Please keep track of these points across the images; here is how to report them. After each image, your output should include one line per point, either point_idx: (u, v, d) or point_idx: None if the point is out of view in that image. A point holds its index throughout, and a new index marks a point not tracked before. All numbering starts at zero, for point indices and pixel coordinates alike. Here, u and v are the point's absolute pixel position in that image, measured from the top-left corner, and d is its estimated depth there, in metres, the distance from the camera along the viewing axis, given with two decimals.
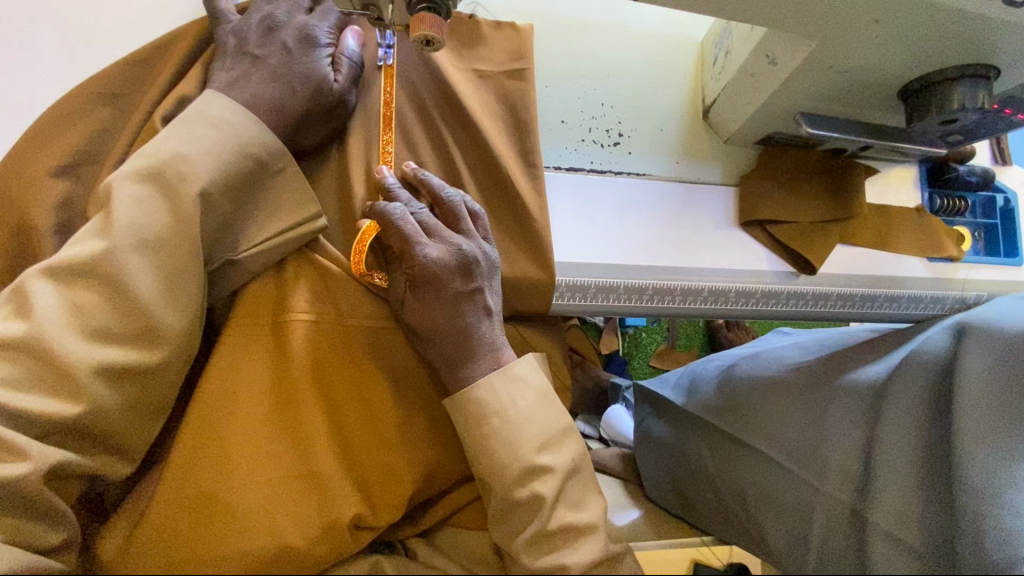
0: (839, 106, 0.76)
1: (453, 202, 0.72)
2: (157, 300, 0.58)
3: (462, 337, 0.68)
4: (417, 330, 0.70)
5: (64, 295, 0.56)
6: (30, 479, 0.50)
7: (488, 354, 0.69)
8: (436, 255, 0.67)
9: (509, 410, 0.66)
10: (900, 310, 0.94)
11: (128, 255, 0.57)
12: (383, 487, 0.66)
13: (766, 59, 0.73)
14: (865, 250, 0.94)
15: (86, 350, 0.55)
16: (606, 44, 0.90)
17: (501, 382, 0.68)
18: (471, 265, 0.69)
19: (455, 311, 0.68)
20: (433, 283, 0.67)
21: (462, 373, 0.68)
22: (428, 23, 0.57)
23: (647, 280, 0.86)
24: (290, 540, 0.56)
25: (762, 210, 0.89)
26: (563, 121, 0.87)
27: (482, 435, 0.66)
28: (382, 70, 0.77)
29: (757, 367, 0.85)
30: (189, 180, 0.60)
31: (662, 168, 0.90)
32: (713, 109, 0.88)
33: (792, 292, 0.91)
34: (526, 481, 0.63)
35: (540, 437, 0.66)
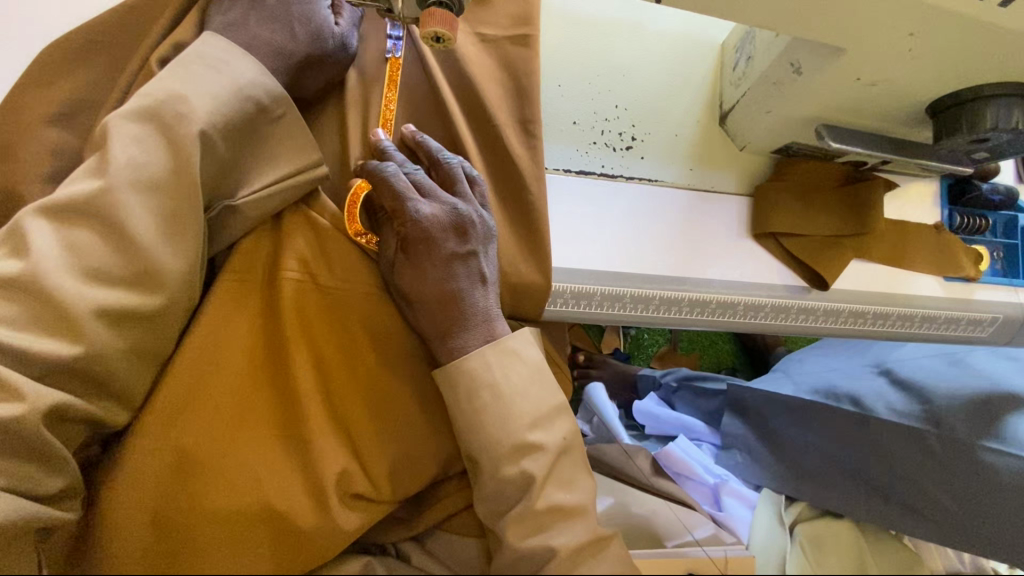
0: (862, 121, 0.73)
1: (451, 164, 0.69)
2: (156, 241, 0.56)
3: (454, 302, 0.66)
4: (407, 294, 0.67)
5: (62, 235, 0.55)
6: (27, 419, 0.51)
7: (481, 325, 0.67)
8: (429, 213, 0.65)
9: (502, 384, 0.64)
10: (911, 329, 0.93)
11: (126, 195, 0.55)
12: (375, 452, 0.66)
13: (789, 68, 0.70)
14: (879, 266, 0.92)
15: (84, 290, 0.54)
16: (619, 8, 0.87)
17: (494, 356, 0.65)
18: (466, 228, 0.67)
19: (447, 274, 0.66)
20: (426, 243, 0.65)
21: (453, 343, 0.66)
22: (438, 19, 0.54)
23: (655, 289, 0.84)
24: (275, 502, 0.58)
25: (775, 223, 0.86)
26: (575, 122, 0.84)
27: (473, 410, 0.64)
28: (388, 61, 0.75)
29: (911, 371, 0.97)
30: (185, 118, 0.57)
31: (675, 176, 0.87)
32: (730, 117, 0.85)
33: (802, 306, 0.88)
34: (515, 458, 0.62)
35: (533, 414, 0.64)
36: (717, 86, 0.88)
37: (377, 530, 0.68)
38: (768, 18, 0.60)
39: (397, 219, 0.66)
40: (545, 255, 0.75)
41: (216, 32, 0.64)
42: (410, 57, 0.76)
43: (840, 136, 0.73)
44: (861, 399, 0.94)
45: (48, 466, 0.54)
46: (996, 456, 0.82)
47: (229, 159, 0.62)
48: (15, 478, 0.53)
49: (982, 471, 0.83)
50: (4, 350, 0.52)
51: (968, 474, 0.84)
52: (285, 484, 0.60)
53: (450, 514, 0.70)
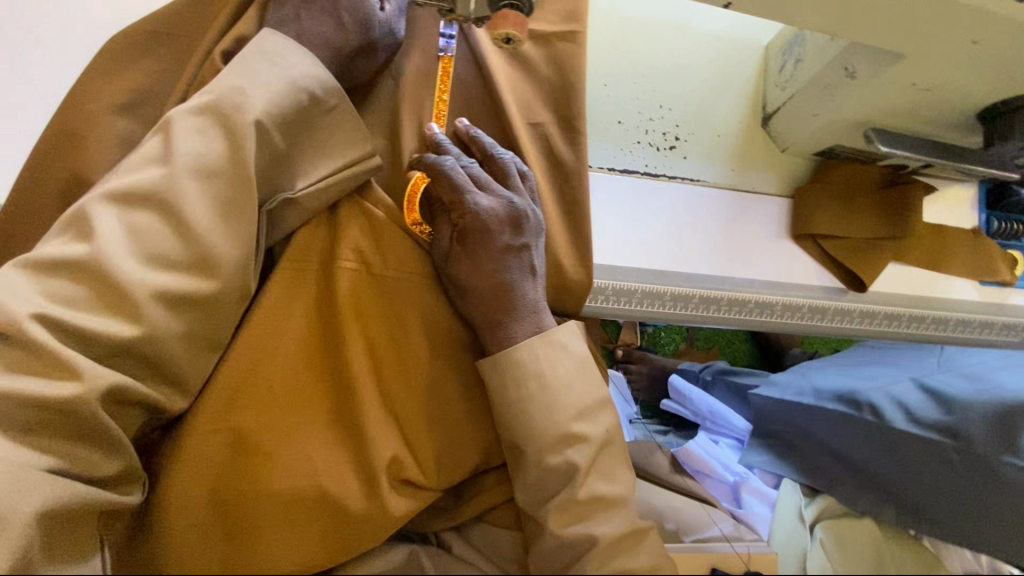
0: (910, 123, 0.74)
1: (503, 159, 0.70)
2: (212, 228, 0.57)
3: (508, 295, 0.67)
4: (460, 284, 0.68)
5: (123, 220, 0.55)
6: (81, 401, 0.50)
7: (530, 315, 0.68)
8: (488, 206, 0.66)
9: (548, 375, 0.65)
10: (945, 332, 0.95)
11: (186, 183, 0.56)
12: (422, 439, 0.67)
13: (843, 72, 0.70)
14: (916, 269, 0.93)
15: (145, 273, 0.54)
16: (665, 8, 0.88)
17: (542, 346, 0.66)
18: (521, 222, 0.68)
19: (501, 266, 0.67)
20: (483, 234, 0.66)
21: (503, 332, 0.66)
22: (511, 21, 0.56)
23: (694, 288, 0.85)
24: (328, 485, 0.61)
25: (815, 223, 0.87)
26: (619, 121, 0.85)
27: (520, 399, 0.64)
28: (441, 59, 0.75)
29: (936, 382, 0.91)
30: (246, 110, 0.58)
31: (717, 176, 0.88)
32: (775, 117, 0.86)
33: (837, 307, 0.90)
34: (559, 448, 0.62)
35: (578, 404, 0.65)
36: (761, 87, 0.89)
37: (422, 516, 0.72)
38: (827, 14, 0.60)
39: (456, 211, 0.67)
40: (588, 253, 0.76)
41: (271, 28, 0.65)
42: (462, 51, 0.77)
43: (889, 141, 0.73)
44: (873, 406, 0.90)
45: (108, 449, 0.54)
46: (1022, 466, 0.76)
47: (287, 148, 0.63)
48: (75, 461, 0.52)
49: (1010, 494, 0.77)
50: (62, 328, 0.52)
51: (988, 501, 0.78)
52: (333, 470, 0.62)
53: (494, 504, 0.70)
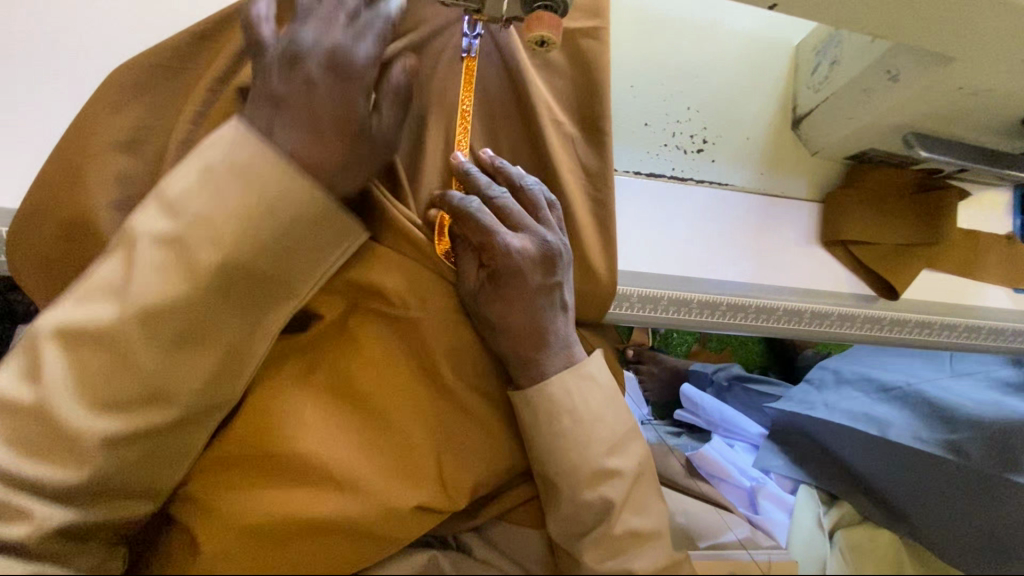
0: (952, 129, 0.72)
1: (532, 190, 0.64)
2: (169, 365, 0.45)
3: (542, 338, 0.62)
4: (490, 327, 0.62)
5: (72, 357, 0.44)
6: (26, 546, 0.44)
7: (560, 353, 0.63)
8: (520, 247, 0.60)
9: (581, 409, 0.61)
10: (978, 341, 0.91)
11: (136, 321, 0.43)
12: (443, 455, 0.58)
13: (884, 75, 0.68)
14: (949, 276, 0.90)
15: (88, 420, 0.44)
16: (691, 11, 0.85)
17: (574, 382, 0.62)
18: (554, 260, 0.62)
19: (534, 308, 0.61)
20: (514, 276, 0.60)
21: (535, 367, 0.62)
22: (546, 23, 0.54)
23: (722, 295, 0.83)
24: (356, 512, 0.53)
25: (847, 230, 0.85)
26: (646, 123, 0.83)
27: (551, 435, 0.60)
28: (464, 61, 0.67)
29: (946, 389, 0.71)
30: (205, 222, 0.43)
31: (746, 180, 0.86)
32: (806, 120, 0.83)
33: (866, 315, 0.88)
34: (594, 484, 0.58)
35: (609, 439, 0.60)
36: (791, 89, 0.86)
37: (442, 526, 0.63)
38: (885, 12, 0.57)
39: (485, 252, 0.60)
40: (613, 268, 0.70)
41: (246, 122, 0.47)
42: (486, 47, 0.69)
43: (929, 145, 0.72)
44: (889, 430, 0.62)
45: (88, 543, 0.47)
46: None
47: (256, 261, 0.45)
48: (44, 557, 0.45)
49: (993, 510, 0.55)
50: (11, 480, 0.45)
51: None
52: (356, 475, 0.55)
53: (511, 507, 0.62)
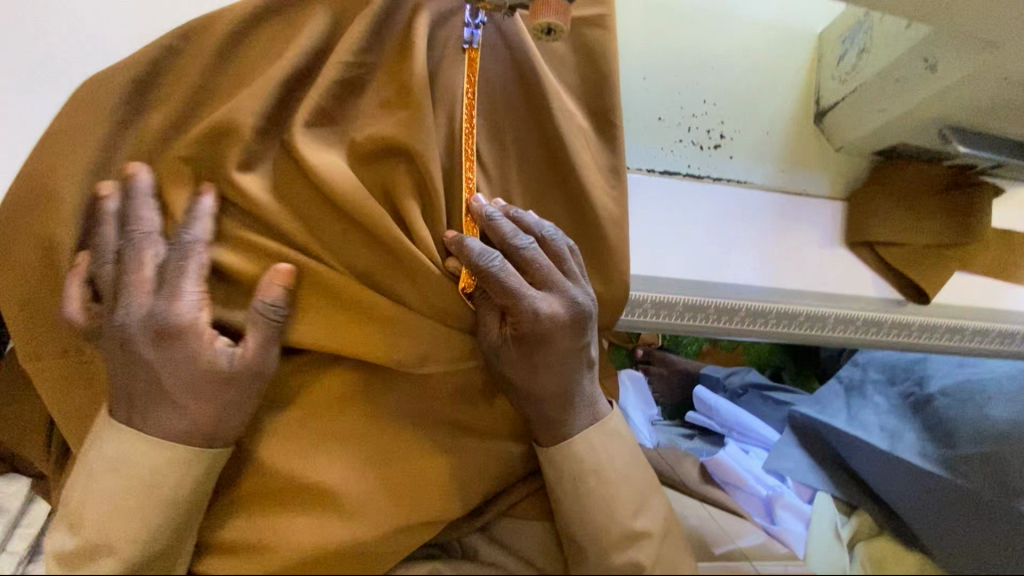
0: (992, 125, 0.66)
1: (556, 243, 0.58)
2: None
3: (567, 401, 0.58)
4: (514, 386, 0.58)
5: None
6: None
7: (584, 409, 0.60)
8: (549, 312, 0.55)
9: (606, 467, 0.58)
10: (1011, 347, 0.86)
11: None
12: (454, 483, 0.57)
13: (921, 64, 0.63)
14: (981, 278, 0.85)
15: None
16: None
17: (599, 438, 0.59)
18: (583, 320, 0.58)
19: (565, 371, 0.57)
20: (543, 342, 0.56)
21: (558, 424, 0.58)
22: (552, 8, 0.49)
23: (741, 300, 0.79)
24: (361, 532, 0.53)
25: (874, 229, 0.80)
26: (659, 117, 0.78)
27: (579, 493, 0.57)
28: (466, 53, 0.62)
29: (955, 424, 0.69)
30: (106, 527, 0.46)
31: (766, 178, 0.81)
32: (831, 113, 0.79)
33: (895, 321, 0.83)
34: (621, 547, 0.53)
35: (635, 497, 0.56)
36: (814, 80, 0.81)
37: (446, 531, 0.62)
38: None
39: (512, 314, 0.55)
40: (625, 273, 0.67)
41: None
42: (489, 38, 0.64)
43: (969, 140, 0.66)
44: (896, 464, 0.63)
45: None
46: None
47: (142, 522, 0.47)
48: None
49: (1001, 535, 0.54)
50: None
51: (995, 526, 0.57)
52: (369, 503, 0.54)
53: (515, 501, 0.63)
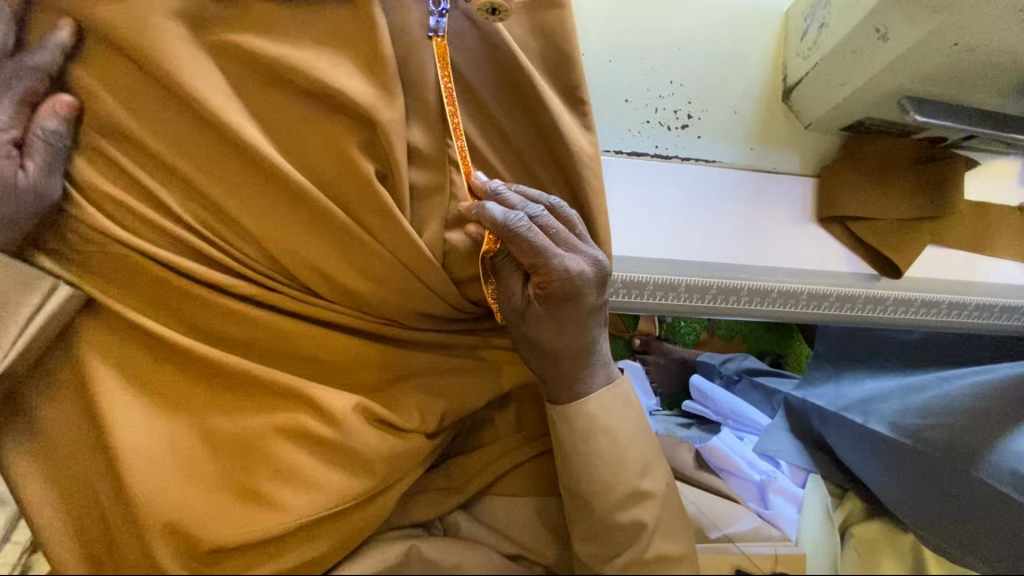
0: (950, 92, 0.69)
1: (568, 212, 0.61)
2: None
3: (588, 355, 0.63)
4: (539, 347, 0.62)
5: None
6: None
7: (599, 369, 0.65)
8: (578, 271, 0.59)
9: (618, 430, 0.63)
10: (990, 321, 0.86)
11: None
12: (411, 401, 0.67)
13: (873, 34, 0.65)
14: (956, 251, 0.85)
15: None
16: None
17: (610, 398, 0.64)
18: (605, 279, 0.62)
19: (587, 328, 0.62)
20: (569, 301, 0.60)
21: (577, 382, 0.63)
22: None
23: (712, 278, 0.80)
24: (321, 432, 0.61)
25: (845, 205, 0.80)
26: (626, 99, 0.80)
27: (585, 454, 0.62)
28: (433, 40, 0.63)
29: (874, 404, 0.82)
30: None
31: (735, 157, 0.82)
32: (796, 90, 0.79)
33: (869, 296, 0.84)
34: (627, 505, 0.60)
35: (640, 460, 0.62)
36: (780, 57, 0.82)
37: (426, 508, 0.70)
38: None
39: (540, 274, 0.59)
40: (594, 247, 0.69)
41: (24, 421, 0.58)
42: (454, 24, 0.65)
43: (925, 109, 0.69)
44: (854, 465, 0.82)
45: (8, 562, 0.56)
46: (1006, 460, 0.67)
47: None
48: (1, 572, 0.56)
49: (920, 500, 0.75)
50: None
51: (976, 500, 0.70)
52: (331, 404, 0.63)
53: (497, 477, 0.73)
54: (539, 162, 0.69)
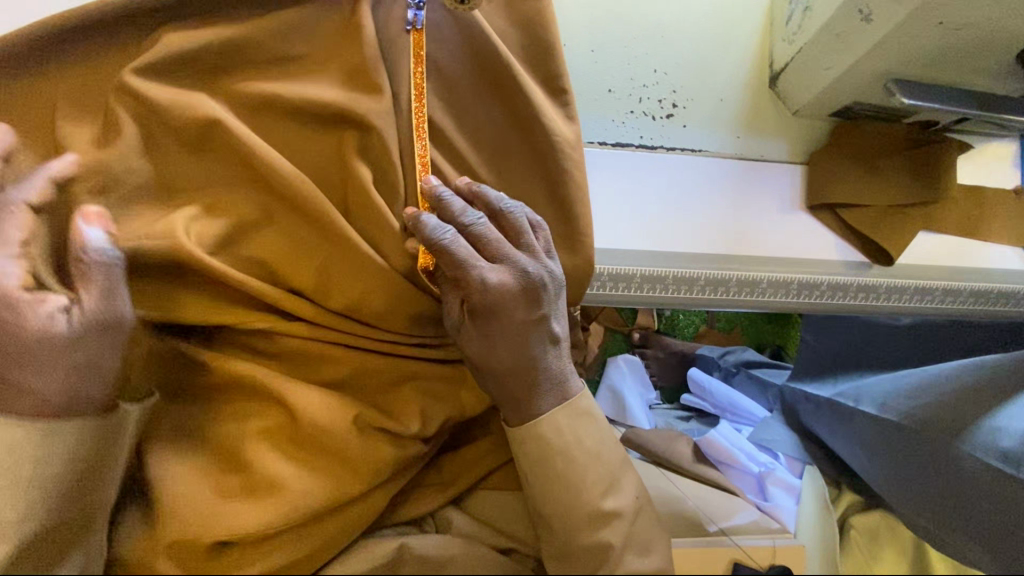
0: (939, 73, 0.68)
1: (514, 215, 0.60)
2: None
3: (529, 370, 0.60)
4: (474, 363, 0.61)
5: None
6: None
7: (552, 389, 0.62)
8: (497, 282, 0.57)
9: (573, 449, 0.61)
10: (986, 306, 0.85)
11: None
12: (397, 404, 0.66)
13: (858, 16, 0.64)
14: (950, 237, 0.84)
15: None
16: None
17: (566, 419, 0.62)
18: (536, 291, 0.59)
19: (521, 344, 0.59)
20: (493, 316, 0.58)
21: (523, 399, 0.61)
22: None
23: (700, 270, 0.78)
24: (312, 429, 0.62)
25: (834, 192, 0.79)
26: (609, 89, 0.78)
27: (545, 472, 0.61)
28: (410, 34, 0.64)
29: (862, 387, 0.83)
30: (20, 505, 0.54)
31: (722, 146, 0.81)
32: (783, 75, 0.78)
33: (860, 285, 0.82)
34: (592, 527, 0.59)
35: (604, 479, 0.61)
36: (767, 42, 0.81)
37: (413, 506, 0.70)
38: None
39: (462, 288, 0.58)
40: (578, 239, 0.67)
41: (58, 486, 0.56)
42: (433, 17, 0.65)
43: (914, 94, 0.67)
44: (842, 452, 0.84)
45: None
46: (982, 438, 0.67)
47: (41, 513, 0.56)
48: None
49: (911, 480, 0.75)
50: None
51: (956, 479, 0.70)
52: (316, 403, 0.62)
53: (486, 473, 0.72)
54: (519, 153, 0.68)
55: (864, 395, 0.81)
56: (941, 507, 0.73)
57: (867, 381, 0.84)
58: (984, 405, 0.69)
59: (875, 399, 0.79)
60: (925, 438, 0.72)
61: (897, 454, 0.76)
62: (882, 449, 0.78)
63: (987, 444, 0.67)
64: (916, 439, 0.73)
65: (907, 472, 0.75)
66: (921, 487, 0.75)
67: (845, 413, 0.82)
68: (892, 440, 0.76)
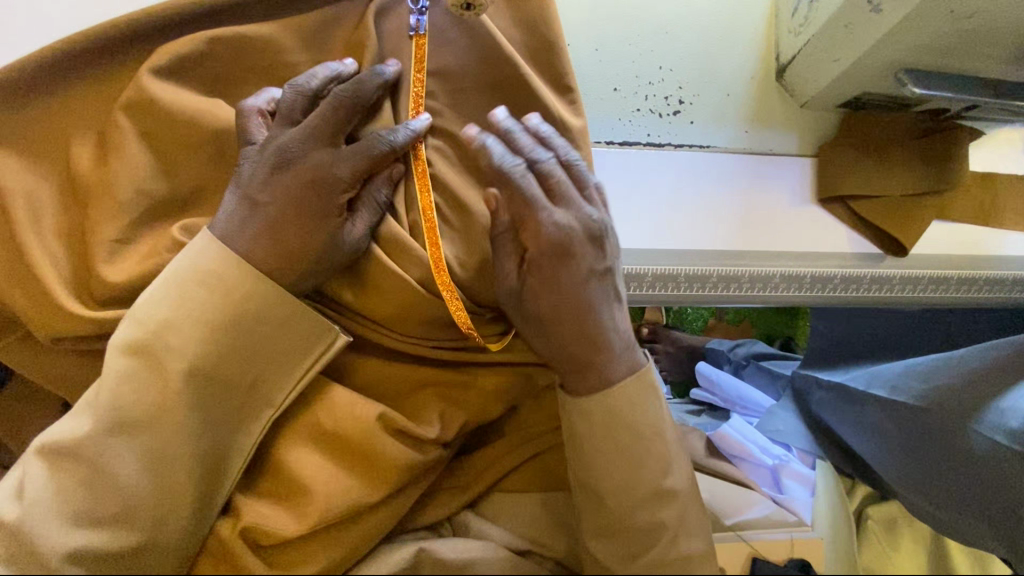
0: (948, 60, 0.67)
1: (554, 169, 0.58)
2: (140, 482, 0.51)
3: (599, 329, 0.56)
4: (542, 321, 0.57)
5: (108, 449, 0.51)
6: None
7: (624, 352, 0.57)
8: (563, 227, 0.55)
9: (639, 422, 0.56)
10: (998, 294, 0.85)
11: (109, 443, 0.51)
12: (413, 406, 0.66)
13: (865, 6, 0.63)
14: (963, 225, 0.83)
15: (65, 535, 0.49)
16: None
17: (636, 390, 0.56)
18: (600, 237, 0.58)
19: (588, 297, 0.56)
20: (560, 260, 0.55)
21: (597, 373, 0.56)
22: None
23: (714, 266, 0.78)
24: (336, 435, 0.62)
25: (845, 183, 0.78)
26: (615, 88, 0.78)
27: (597, 451, 0.55)
28: (413, 40, 0.63)
29: (881, 371, 0.82)
30: (168, 324, 0.53)
31: (729, 140, 0.80)
32: (790, 68, 0.77)
33: (875, 276, 0.82)
34: (650, 506, 0.54)
35: (665, 457, 0.56)
36: (771, 35, 0.80)
37: (433, 511, 0.69)
38: None
39: (523, 232, 0.56)
40: None
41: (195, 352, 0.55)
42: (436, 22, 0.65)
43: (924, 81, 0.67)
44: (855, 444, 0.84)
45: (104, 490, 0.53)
46: (997, 413, 0.66)
47: (251, 372, 0.56)
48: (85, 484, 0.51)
49: (936, 469, 0.73)
50: None
51: (968, 457, 0.69)
52: (340, 410, 0.63)
53: (504, 473, 0.72)
54: None
55: (880, 377, 0.80)
56: (959, 495, 0.71)
57: (883, 368, 0.82)
58: (990, 383, 0.69)
59: (890, 378, 0.79)
60: (938, 416, 0.71)
61: (913, 438, 0.75)
62: (900, 434, 0.76)
63: (994, 416, 0.67)
64: (928, 418, 0.72)
65: (926, 457, 0.73)
66: (943, 475, 0.72)
67: (859, 396, 0.81)
68: (908, 421, 0.75)
